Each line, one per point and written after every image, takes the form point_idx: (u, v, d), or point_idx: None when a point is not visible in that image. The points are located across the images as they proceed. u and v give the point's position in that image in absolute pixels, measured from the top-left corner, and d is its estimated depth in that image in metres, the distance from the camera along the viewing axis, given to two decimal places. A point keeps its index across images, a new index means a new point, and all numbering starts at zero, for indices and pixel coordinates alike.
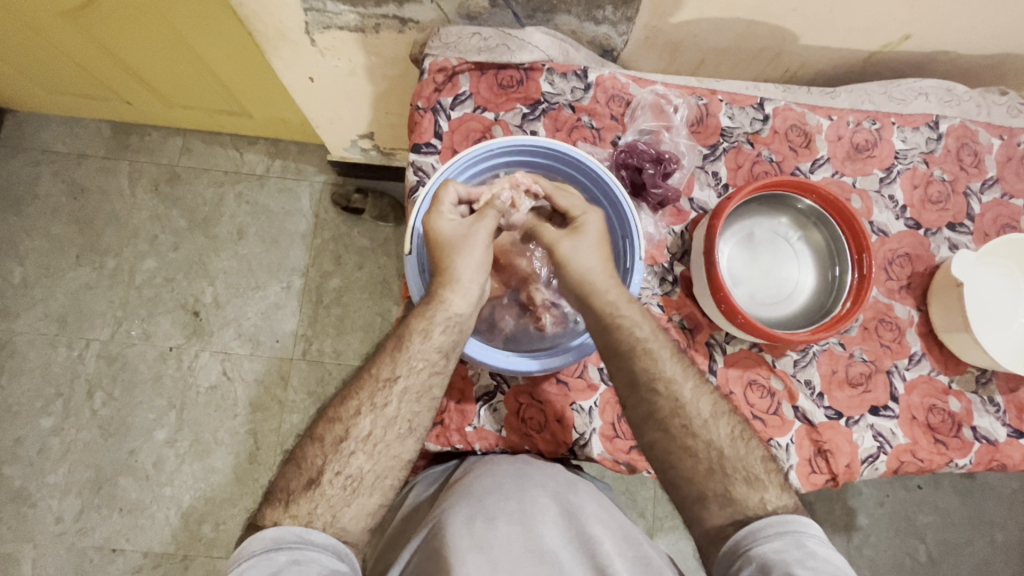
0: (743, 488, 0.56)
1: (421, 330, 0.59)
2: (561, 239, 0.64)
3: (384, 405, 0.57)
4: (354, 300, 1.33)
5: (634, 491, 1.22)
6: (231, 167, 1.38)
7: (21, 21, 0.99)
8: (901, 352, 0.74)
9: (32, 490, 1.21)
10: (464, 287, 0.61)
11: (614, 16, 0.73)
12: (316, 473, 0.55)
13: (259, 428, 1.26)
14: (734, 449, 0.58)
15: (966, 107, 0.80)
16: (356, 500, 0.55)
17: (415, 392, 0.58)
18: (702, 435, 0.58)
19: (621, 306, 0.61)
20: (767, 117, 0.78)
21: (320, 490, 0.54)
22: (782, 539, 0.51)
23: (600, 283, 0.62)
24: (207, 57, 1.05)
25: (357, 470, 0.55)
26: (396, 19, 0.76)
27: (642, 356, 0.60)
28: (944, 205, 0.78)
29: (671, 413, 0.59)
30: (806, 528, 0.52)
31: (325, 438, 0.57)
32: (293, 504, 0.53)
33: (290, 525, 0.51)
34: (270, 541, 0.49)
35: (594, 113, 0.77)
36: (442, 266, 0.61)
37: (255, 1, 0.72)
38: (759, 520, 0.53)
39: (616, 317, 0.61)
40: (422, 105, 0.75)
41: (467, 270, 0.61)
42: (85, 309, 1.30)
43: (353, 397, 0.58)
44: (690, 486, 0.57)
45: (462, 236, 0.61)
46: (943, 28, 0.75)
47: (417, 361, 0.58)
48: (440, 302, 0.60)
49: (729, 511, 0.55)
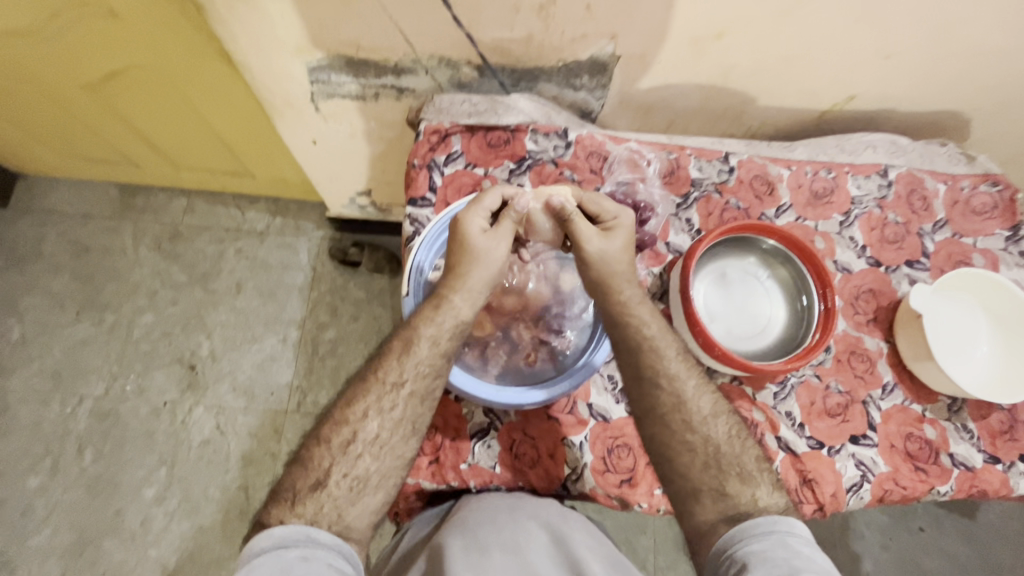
0: (737, 484, 0.59)
1: (430, 336, 0.62)
2: (592, 238, 0.66)
3: (390, 408, 0.60)
4: (350, 350, 1.36)
5: (633, 541, 1.21)
6: (232, 225, 1.44)
7: (43, 93, 1.07)
8: (874, 383, 0.78)
9: (12, 555, 1.18)
10: (470, 295, 0.64)
11: (590, 83, 0.83)
12: (323, 475, 0.57)
13: (250, 482, 1.24)
14: (731, 446, 0.61)
15: (910, 157, 0.89)
16: (361, 499, 0.57)
17: (420, 396, 0.61)
18: (691, 445, 0.61)
19: (640, 304, 0.67)
20: (733, 169, 0.86)
21: (327, 491, 0.56)
22: (767, 538, 0.53)
23: (620, 279, 0.66)
24: (216, 124, 1.13)
25: (363, 471, 0.58)
26: (394, 89, 0.84)
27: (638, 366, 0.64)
28: (900, 244, 0.85)
29: (674, 408, 0.62)
30: (791, 528, 0.54)
31: (332, 440, 0.59)
32: (299, 504, 0.55)
33: (296, 523, 0.53)
34: (277, 539, 0.51)
35: (575, 167, 0.84)
36: (452, 272, 0.64)
37: (266, 73, 0.80)
38: (745, 521, 0.55)
39: (632, 317, 0.66)
40: (417, 163, 0.82)
41: (478, 282, 0.64)
42: (81, 365, 1.31)
43: (360, 399, 0.60)
44: (685, 488, 0.59)
45: (484, 251, 0.65)
46: (880, 91, 0.85)
47: (422, 365, 0.61)
48: (448, 306, 0.63)
49: (723, 507, 0.57)
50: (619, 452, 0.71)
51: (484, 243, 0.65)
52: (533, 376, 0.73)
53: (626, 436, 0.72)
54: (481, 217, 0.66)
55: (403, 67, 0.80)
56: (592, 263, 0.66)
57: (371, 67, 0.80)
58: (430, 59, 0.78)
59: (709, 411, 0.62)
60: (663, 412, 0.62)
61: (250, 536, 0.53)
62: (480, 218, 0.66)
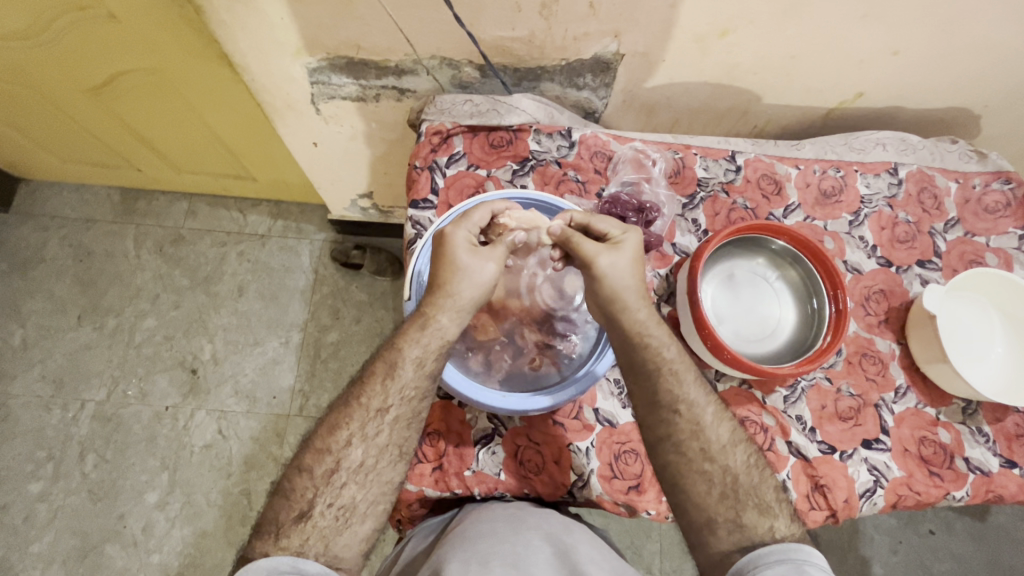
0: (754, 515, 0.58)
1: (414, 358, 0.60)
2: (600, 253, 0.63)
3: (375, 434, 0.59)
4: (352, 353, 1.35)
5: (639, 544, 1.20)
6: (234, 228, 1.44)
7: (43, 97, 1.06)
8: (887, 385, 0.76)
9: (14, 560, 1.17)
10: (455, 308, 0.62)
11: (593, 82, 0.81)
12: (306, 505, 0.57)
13: (252, 487, 1.23)
14: (748, 476, 0.60)
15: (921, 155, 0.87)
16: (348, 528, 0.57)
17: (406, 419, 0.60)
18: (710, 473, 0.60)
19: (649, 325, 0.63)
20: (739, 168, 0.85)
21: (312, 522, 0.56)
22: (782, 565, 0.53)
23: (630, 302, 0.63)
24: (216, 126, 1.12)
25: (349, 501, 0.58)
26: (395, 90, 0.83)
27: (638, 377, 0.63)
28: (911, 244, 0.83)
29: (682, 433, 0.61)
30: (810, 558, 0.53)
31: (314, 470, 0.58)
32: (283, 536, 0.55)
33: (281, 555, 0.53)
34: (265, 571, 0.51)
35: (580, 168, 0.83)
36: (437, 285, 0.62)
37: (265, 75, 0.79)
38: (762, 547, 0.55)
39: (641, 335, 0.63)
40: (419, 164, 0.81)
41: (465, 293, 0.62)
42: (82, 370, 1.31)
43: (342, 428, 0.59)
44: (699, 517, 0.59)
45: (470, 260, 0.63)
46: (890, 88, 0.83)
47: (408, 390, 0.60)
48: (434, 325, 0.61)
49: (737, 538, 0.57)
50: (626, 458, 0.70)
51: (472, 258, 0.63)
52: (537, 380, 0.72)
53: (633, 441, 0.71)
54: (467, 232, 0.64)
55: (404, 68, 0.79)
56: (602, 283, 0.63)
57: (371, 68, 0.79)
58: (431, 60, 0.77)
59: (726, 439, 0.61)
60: (678, 438, 0.60)
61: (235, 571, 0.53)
62: (468, 232, 0.64)
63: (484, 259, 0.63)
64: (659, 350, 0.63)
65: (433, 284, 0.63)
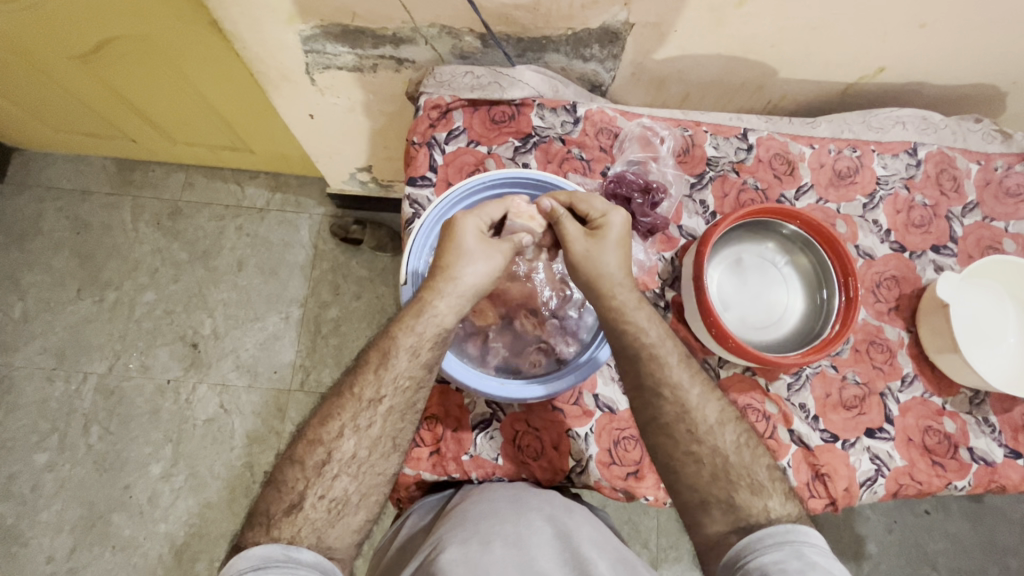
0: (747, 495, 0.56)
1: (408, 347, 0.59)
2: (579, 239, 0.63)
3: (369, 426, 0.58)
4: (353, 329, 1.34)
5: (637, 520, 1.21)
6: (232, 201, 1.41)
7: (29, 64, 1.02)
8: (893, 374, 0.75)
9: (24, 528, 1.19)
10: (453, 296, 0.60)
11: (601, 53, 0.77)
12: (298, 497, 0.55)
13: (255, 460, 1.24)
14: (738, 456, 0.58)
15: (943, 134, 0.83)
16: (342, 519, 0.56)
17: (400, 410, 0.59)
18: (695, 456, 0.58)
19: (628, 309, 0.61)
20: (751, 147, 0.81)
21: (304, 514, 0.54)
22: (780, 550, 0.50)
23: (613, 282, 0.62)
24: (209, 95, 1.08)
25: (342, 493, 0.56)
26: (393, 60, 0.79)
27: (643, 373, 0.60)
28: (927, 228, 0.80)
29: (672, 414, 0.59)
30: (807, 538, 0.51)
31: (307, 461, 0.57)
32: (275, 527, 0.53)
33: (274, 544, 0.51)
34: (257, 559, 0.50)
35: (584, 145, 0.80)
36: (440, 270, 0.61)
37: (256, 42, 0.76)
38: (757, 531, 0.53)
39: (632, 314, 0.61)
40: (417, 140, 0.78)
41: (465, 279, 0.61)
42: (84, 343, 1.31)
43: (335, 418, 0.58)
44: (696, 496, 0.57)
45: (476, 250, 0.62)
46: (914, 63, 0.79)
47: (401, 379, 0.58)
48: (432, 311, 0.60)
49: (732, 517, 0.55)
50: (625, 444, 0.69)
51: (480, 246, 0.62)
52: (554, 361, 0.71)
53: (632, 428, 0.70)
54: (480, 218, 0.63)
55: (402, 36, 0.75)
56: (579, 266, 0.63)
57: (368, 36, 0.75)
58: (430, 28, 0.73)
59: (736, 441, 0.59)
60: (672, 415, 0.59)
61: (228, 559, 0.52)
62: (479, 221, 0.63)
63: (491, 252, 0.62)
64: (659, 347, 0.61)
65: (434, 267, 0.62)
